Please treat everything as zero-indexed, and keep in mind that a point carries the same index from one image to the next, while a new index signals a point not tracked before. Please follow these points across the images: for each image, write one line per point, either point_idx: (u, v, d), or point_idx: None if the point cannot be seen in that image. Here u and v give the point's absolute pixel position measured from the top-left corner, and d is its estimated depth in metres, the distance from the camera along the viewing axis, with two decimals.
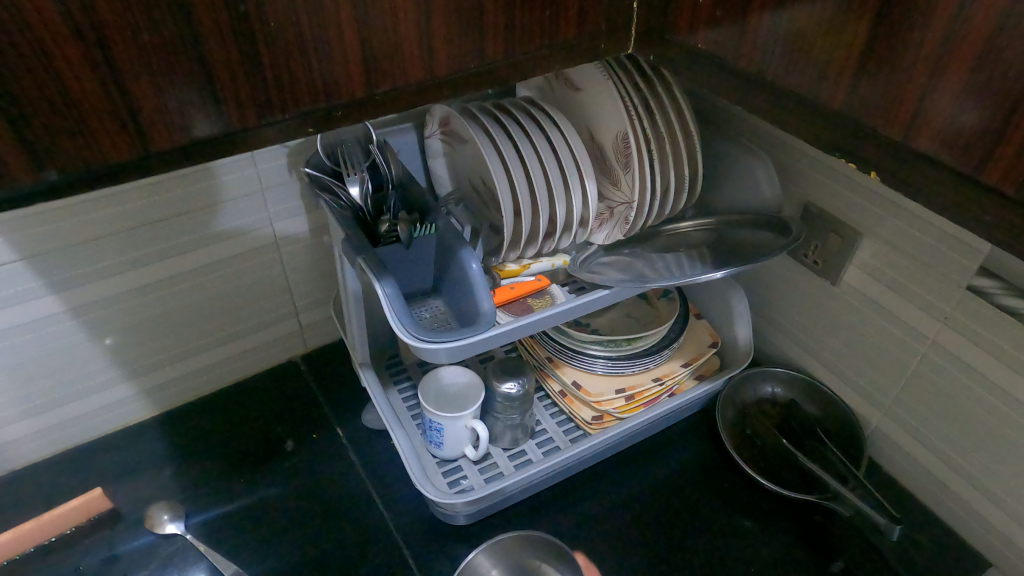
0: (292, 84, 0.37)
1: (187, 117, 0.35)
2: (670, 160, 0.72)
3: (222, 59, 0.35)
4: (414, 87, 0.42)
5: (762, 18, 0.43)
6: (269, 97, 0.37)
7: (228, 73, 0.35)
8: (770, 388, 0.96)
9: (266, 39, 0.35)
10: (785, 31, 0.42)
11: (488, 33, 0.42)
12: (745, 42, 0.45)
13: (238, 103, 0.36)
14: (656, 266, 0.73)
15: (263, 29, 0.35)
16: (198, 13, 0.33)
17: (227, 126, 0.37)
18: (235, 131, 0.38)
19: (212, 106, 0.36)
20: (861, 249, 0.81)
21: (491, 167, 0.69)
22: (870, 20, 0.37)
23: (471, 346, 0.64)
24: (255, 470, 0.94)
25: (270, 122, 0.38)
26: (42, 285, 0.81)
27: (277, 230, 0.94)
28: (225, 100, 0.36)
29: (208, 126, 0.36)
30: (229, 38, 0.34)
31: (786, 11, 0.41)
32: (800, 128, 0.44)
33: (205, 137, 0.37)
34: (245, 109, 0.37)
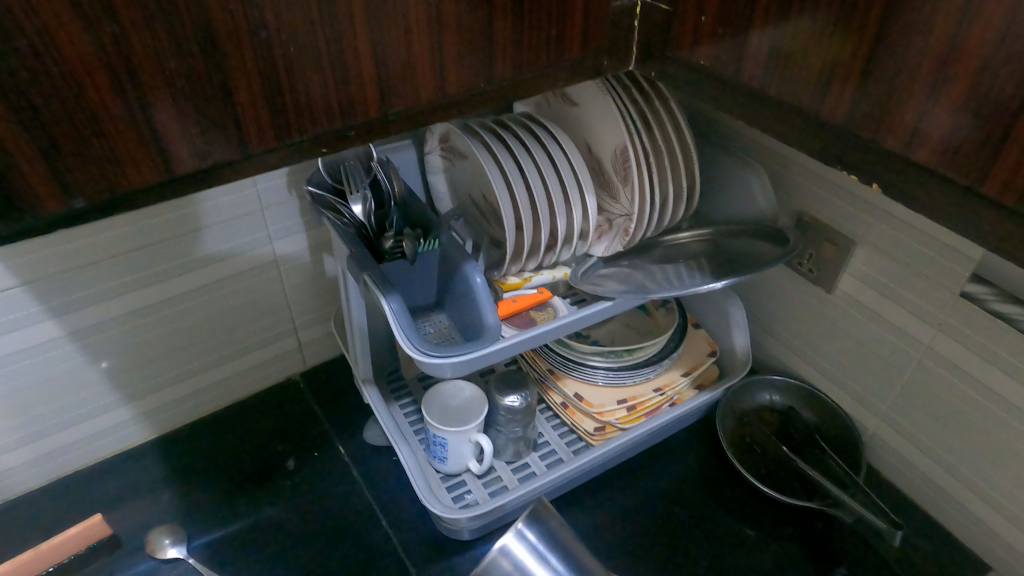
0: (312, 107, 0.38)
1: (209, 141, 0.36)
2: (668, 174, 0.73)
3: (243, 84, 0.35)
4: (426, 107, 0.43)
5: (764, 35, 0.44)
6: (289, 119, 0.38)
7: (248, 98, 0.36)
8: (768, 395, 0.97)
9: (285, 63, 0.36)
10: (786, 48, 0.43)
11: (497, 53, 0.43)
12: (747, 58, 0.46)
13: (258, 126, 0.37)
14: (655, 276, 0.74)
15: (283, 54, 0.35)
16: (222, 40, 0.33)
17: (247, 150, 0.38)
18: (255, 154, 0.38)
19: (233, 130, 0.36)
20: (855, 257, 0.82)
21: (493, 182, 0.70)
22: (871, 38, 0.38)
23: (477, 360, 0.65)
24: (256, 491, 0.94)
25: (287, 144, 0.39)
26: (43, 309, 0.81)
27: (275, 248, 0.94)
28: (245, 123, 0.36)
29: (229, 150, 0.37)
30: (251, 63, 0.35)
31: (787, 30, 0.42)
32: (802, 140, 0.45)
33: (227, 162, 0.37)
34: (264, 132, 0.37)
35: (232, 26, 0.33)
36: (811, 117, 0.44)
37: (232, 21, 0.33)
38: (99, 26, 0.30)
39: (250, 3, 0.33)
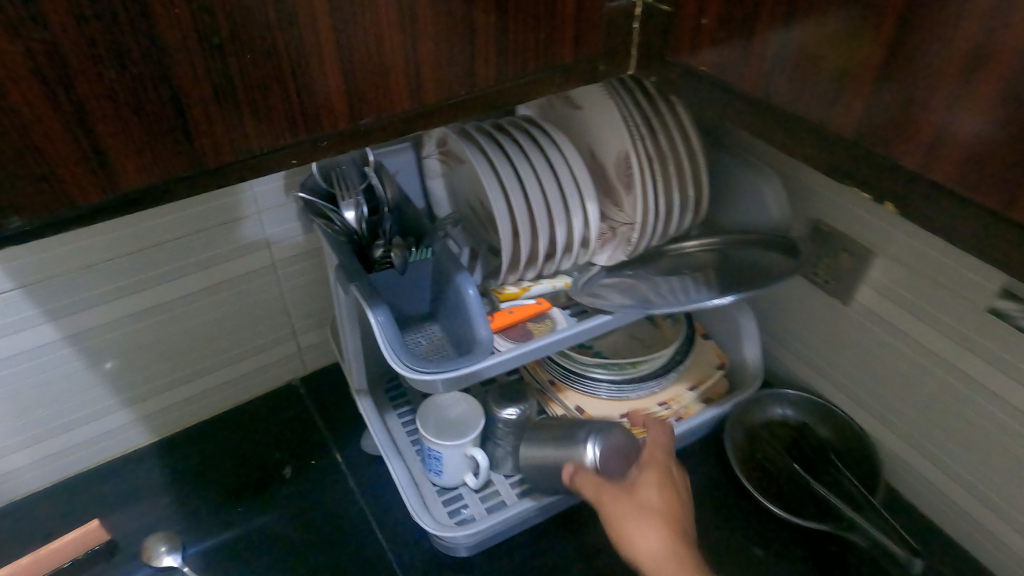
0: (272, 117, 0.35)
1: (158, 155, 0.33)
2: (673, 182, 0.69)
3: (194, 94, 0.33)
4: (401, 117, 0.40)
5: (770, 40, 0.40)
6: (247, 131, 0.35)
7: (201, 109, 0.33)
8: (780, 409, 0.92)
9: (241, 72, 0.33)
10: (793, 54, 0.40)
11: (478, 58, 0.40)
12: (752, 65, 0.42)
13: (213, 140, 0.34)
14: (659, 288, 0.70)
15: (237, 61, 0.33)
16: (168, 48, 0.31)
17: (202, 166, 0.35)
18: (211, 169, 0.36)
19: (185, 144, 0.34)
20: (874, 268, 0.78)
21: (489, 189, 0.67)
22: (887, 42, 0.35)
23: (468, 376, 0.62)
24: (252, 498, 0.92)
25: (247, 158, 0.36)
26: (40, 312, 0.80)
27: (273, 252, 0.93)
28: (199, 137, 0.34)
29: (183, 164, 0.34)
30: (201, 72, 0.32)
31: (794, 35, 0.39)
32: (811, 154, 0.42)
33: (181, 178, 0.35)
34: (220, 146, 0.35)
35: (179, 32, 0.31)
36: (820, 130, 0.40)
37: (178, 26, 0.31)
38: (27, 35, 0.28)
39: (196, 7, 0.31)
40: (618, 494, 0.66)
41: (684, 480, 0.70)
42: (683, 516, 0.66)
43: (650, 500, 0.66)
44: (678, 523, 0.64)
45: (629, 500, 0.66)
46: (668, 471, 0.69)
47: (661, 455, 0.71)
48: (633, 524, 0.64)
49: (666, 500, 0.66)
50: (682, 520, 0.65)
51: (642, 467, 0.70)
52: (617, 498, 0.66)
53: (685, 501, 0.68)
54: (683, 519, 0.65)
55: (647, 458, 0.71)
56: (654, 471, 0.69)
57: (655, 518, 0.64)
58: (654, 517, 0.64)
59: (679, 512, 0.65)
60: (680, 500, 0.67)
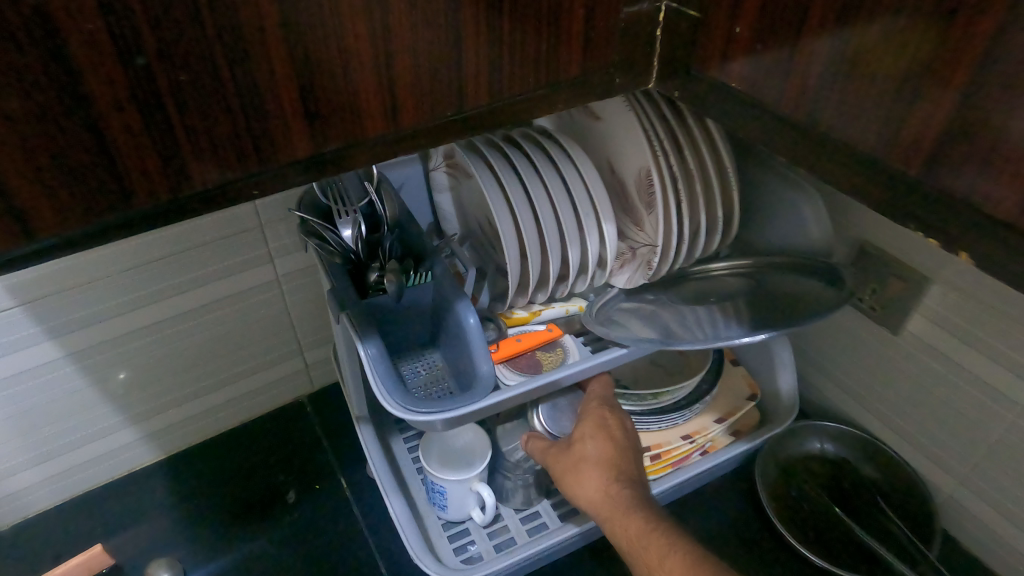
0: (217, 148, 0.30)
1: (81, 195, 0.28)
2: (700, 202, 0.62)
3: (120, 124, 0.28)
4: (375, 143, 0.35)
5: (820, 52, 0.34)
6: (188, 164, 0.30)
7: (129, 141, 0.28)
8: (818, 443, 0.85)
9: (176, 97, 0.28)
10: (846, 70, 0.33)
11: (468, 74, 0.35)
12: (796, 82, 0.36)
13: (146, 177, 0.30)
14: (684, 319, 0.63)
15: (171, 85, 0.28)
16: (83, 71, 0.26)
17: (134, 207, 0.30)
18: (148, 210, 0.31)
19: (113, 183, 0.29)
20: (928, 296, 0.70)
21: (494, 210, 0.61)
22: (975, 56, 0.28)
23: (467, 415, 0.57)
24: (257, 523, 0.89)
25: (190, 196, 0.31)
26: (41, 330, 0.77)
27: (277, 266, 0.88)
28: (128, 173, 0.29)
29: (111, 205, 0.29)
30: (127, 98, 0.27)
31: (849, 47, 0.32)
32: (868, 188, 0.35)
33: (113, 222, 0.30)
34: (156, 184, 0.30)
35: (96, 55, 0.26)
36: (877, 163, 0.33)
37: (94, 46, 0.25)
38: None
39: (117, 21, 0.25)
40: (560, 454, 0.68)
41: (622, 420, 0.69)
42: (624, 459, 0.65)
43: (584, 453, 0.66)
44: (612, 468, 0.64)
45: (566, 458, 0.67)
46: (605, 417, 0.69)
47: (597, 401, 0.71)
48: (571, 481, 0.66)
49: (602, 446, 0.66)
50: (621, 463, 0.65)
51: (579, 420, 0.70)
52: (561, 457, 0.68)
53: (626, 442, 0.67)
54: (619, 461, 0.65)
55: (586, 410, 0.71)
56: (590, 420, 0.69)
57: (590, 470, 0.65)
58: (589, 469, 0.65)
59: (617, 458, 0.65)
60: (617, 442, 0.66)
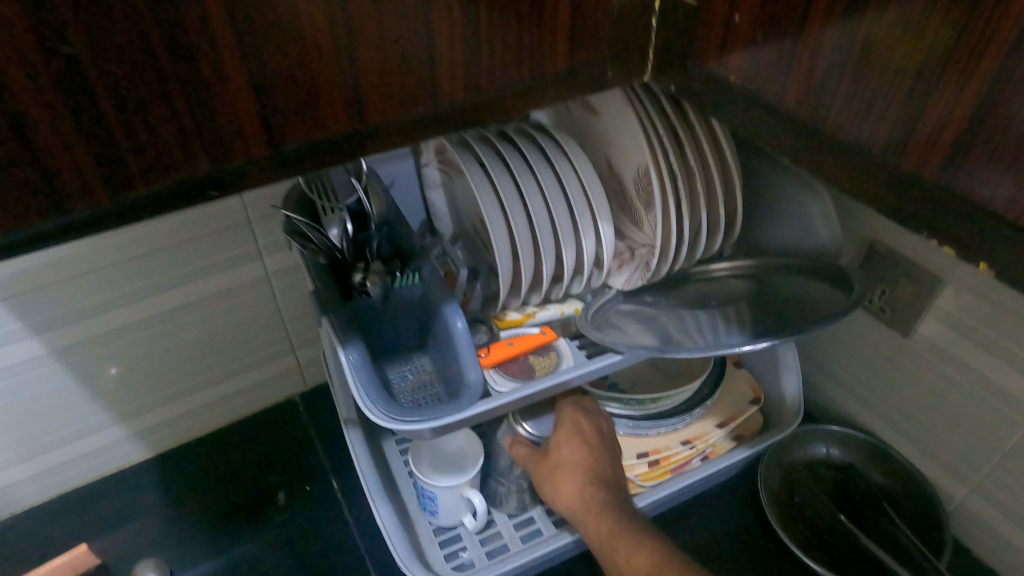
0: (160, 148, 0.28)
1: (10, 202, 0.26)
2: (701, 202, 0.59)
3: (50, 124, 0.25)
4: (341, 143, 0.33)
5: (829, 42, 0.31)
6: (130, 167, 0.28)
7: (61, 142, 0.26)
8: (824, 448, 0.83)
9: (113, 94, 0.26)
10: (858, 62, 0.30)
11: (442, 67, 0.32)
12: (802, 75, 0.33)
13: (81, 180, 0.27)
14: (684, 323, 0.60)
15: (102, 78, 0.25)
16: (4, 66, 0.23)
17: (68, 212, 0.28)
18: (85, 216, 0.28)
19: (41, 186, 0.26)
20: (941, 299, 0.67)
21: (484, 211, 0.58)
22: (1003, 47, 0.25)
23: (455, 424, 0.54)
24: (247, 524, 0.87)
25: (132, 201, 0.29)
26: (23, 326, 0.75)
27: (267, 263, 0.86)
28: (62, 177, 0.27)
29: (45, 211, 0.27)
30: (53, 93, 0.25)
31: (861, 36, 0.29)
32: (881, 193, 0.32)
33: (46, 229, 0.28)
34: (93, 188, 0.27)
35: (17, 47, 0.23)
36: (890, 165, 0.30)
37: (10, 32, 0.23)
38: None
39: (35, 5, 0.23)
40: (539, 461, 0.70)
41: (596, 422, 0.70)
42: (599, 462, 0.67)
43: (561, 457, 0.68)
44: (587, 471, 0.66)
45: (545, 463, 0.69)
46: (578, 420, 0.70)
47: (570, 405, 0.72)
48: (549, 485, 0.68)
49: (578, 450, 0.68)
50: (597, 466, 0.67)
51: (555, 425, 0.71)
52: (540, 464, 0.69)
53: (602, 445, 0.69)
54: (595, 464, 0.67)
55: (559, 415, 0.72)
56: (565, 423, 0.70)
57: (566, 474, 0.67)
58: (567, 473, 0.67)
59: (592, 462, 0.67)
60: (592, 446, 0.68)
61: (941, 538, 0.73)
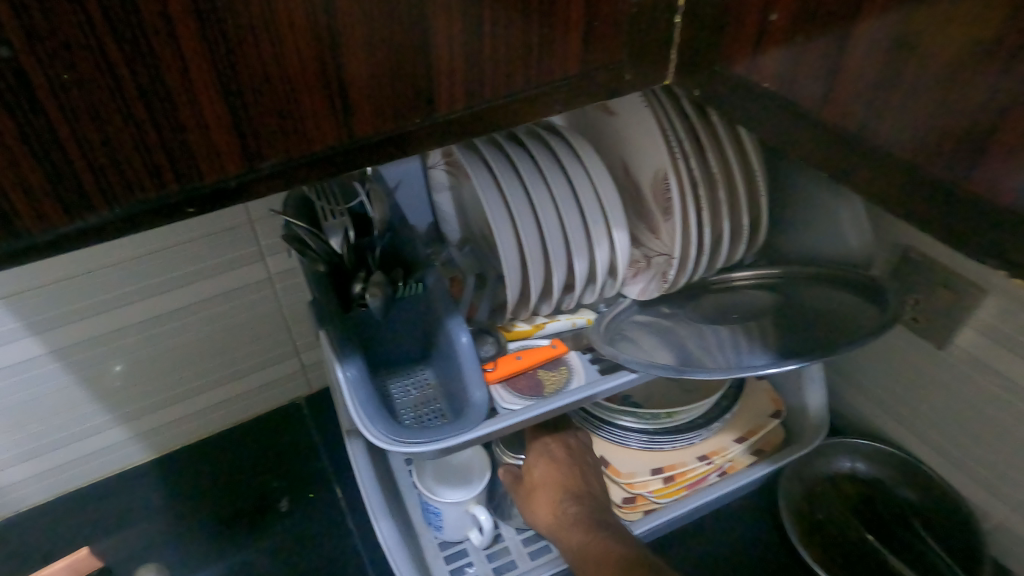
0: (120, 164, 0.26)
1: None
2: (723, 209, 0.56)
3: None
4: (324, 155, 0.30)
5: (882, 42, 0.27)
6: (85, 181, 0.25)
7: (4, 156, 0.23)
8: (849, 462, 0.79)
9: (61, 102, 0.23)
10: (916, 65, 0.26)
11: (438, 73, 0.30)
12: (849, 79, 0.29)
13: (30, 196, 0.25)
14: (704, 340, 0.56)
15: (49, 86, 0.23)
16: None
17: (19, 234, 0.26)
18: (38, 239, 0.26)
19: None
20: (982, 309, 0.63)
21: (492, 218, 0.55)
22: None
23: (458, 446, 0.51)
24: (250, 530, 0.85)
25: (91, 223, 0.27)
26: (21, 325, 0.72)
27: (270, 265, 0.83)
28: (8, 193, 0.24)
29: None
30: None
31: (923, 35, 0.25)
32: (940, 214, 0.28)
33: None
34: (44, 205, 0.25)
35: None
36: (954, 185, 0.26)
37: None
38: None
39: None
40: (517, 489, 0.71)
41: (563, 441, 0.71)
42: (568, 477, 0.68)
43: (533, 479, 0.70)
44: (555, 487, 0.67)
45: (522, 486, 0.71)
46: (546, 443, 0.71)
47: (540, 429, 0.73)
48: (527, 507, 0.69)
49: (546, 469, 0.69)
50: (565, 480, 0.68)
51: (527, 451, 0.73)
52: (517, 492, 0.71)
53: (571, 460, 0.70)
54: (563, 478, 0.67)
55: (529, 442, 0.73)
56: (535, 448, 0.72)
57: (539, 495, 0.68)
58: (541, 494, 0.69)
59: (560, 477, 0.68)
60: (559, 463, 0.69)
61: (977, 558, 0.68)
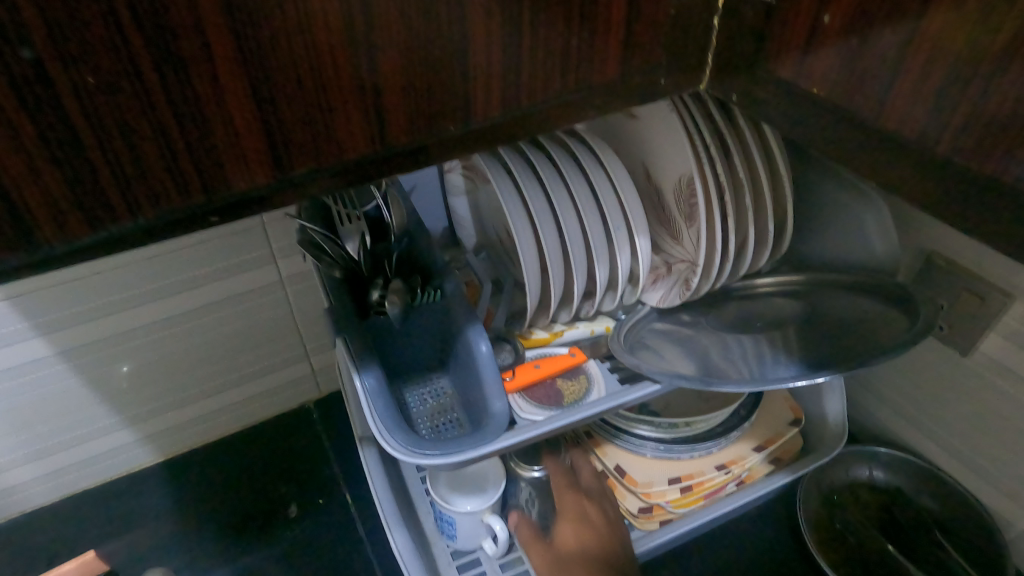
0: (145, 173, 0.25)
1: None
2: (749, 215, 0.54)
3: (7, 142, 0.22)
4: (355, 163, 0.29)
5: (951, 45, 0.25)
6: (107, 189, 0.24)
7: (23, 165, 0.22)
8: (867, 470, 0.78)
9: (84, 109, 0.22)
10: (989, 66, 0.25)
11: (476, 76, 0.28)
12: (908, 85, 0.28)
13: (51, 206, 0.24)
14: (728, 349, 0.55)
15: (74, 91, 0.22)
16: None
17: (38, 246, 0.24)
18: (59, 251, 0.25)
19: (6, 218, 0.23)
20: (1009, 316, 0.61)
21: (513, 223, 0.53)
22: None
23: (477, 458, 0.50)
24: (254, 537, 0.84)
25: (113, 234, 0.26)
26: (29, 325, 0.71)
27: (281, 269, 0.82)
28: (28, 204, 0.23)
29: (10, 243, 0.24)
30: (16, 110, 0.21)
31: (998, 36, 0.24)
32: (1007, 224, 0.26)
33: (14, 264, 0.25)
34: (64, 216, 0.24)
35: None
36: None
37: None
38: None
39: None
40: (542, 552, 0.66)
41: (601, 506, 0.68)
42: (611, 547, 0.64)
43: (568, 546, 0.65)
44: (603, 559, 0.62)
45: (550, 550, 0.66)
46: (582, 507, 0.67)
47: (571, 489, 0.69)
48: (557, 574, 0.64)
49: (586, 535, 0.65)
50: (608, 550, 0.64)
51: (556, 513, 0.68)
52: (542, 556, 0.65)
53: (612, 530, 0.66)
54: (608, 548, 0.64)
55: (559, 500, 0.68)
56: (569, 508, 0.67)
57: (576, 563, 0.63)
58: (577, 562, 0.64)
59: (603, 546, 0.64)
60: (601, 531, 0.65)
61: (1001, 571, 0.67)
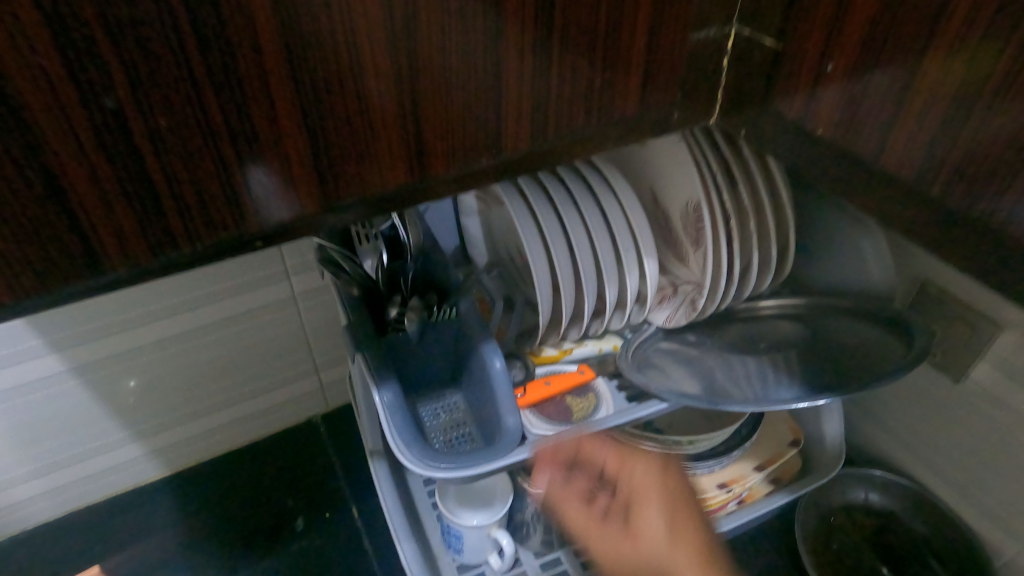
0: (205, 204, 0.27)
1: (42, 258, 0.25)
2: (752, 240, 0.57)
3: (86, 177, 0.24)
4: (393, 192, 0.31)
5: (944, 99, 0.28)
6: (170, 218, 0.27)
7: (99, 198, 0.25)
8: (863, 493, 0.79)
9: (157, 147, 0.25)
10: (975, 120, 0.27)
11: (506, 112, 0.31)
12: (904, 132, 0.30)
13: (118, 235, 0.26)
14: (732, 369, 0.57)
15: (148, 131, 0.24)
16: (44, 121, 0.23)
17: (105, 271, 0.27)
18: (122, 276, 0.27)
19: (79, 247, 0.25)
20: (997, 345, 0.63)
21: (527, 243, 0.56)
22: None
23: (489, 472, 0.51)
24: (259, 552, 0.85)
25: (171, 260, 0.28)
26: (44, 342, 0.73)
27: (293, 285, 0.84)
28: (99, 233, 0.26)
29: (78, 267, 0.26)
30: (96, 150, 0.24)
31: (984, 94, 0.26)
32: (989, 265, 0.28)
33: (81, 287, 0.27)
34: (129, 243, 0.26)
35: (53, 96, 0.22)
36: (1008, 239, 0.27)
37: (49, 83, 0.22)
38: None
39: (75, 57, 0.22)
40: None
41: None
42: None
43: None
44: None
45: None
46: None
47: None
48: None
49: None
50: None
51: None
52: None
53: None
54: None
55: None
56: None
57: None
58: None
59: None
60: None
61: None
